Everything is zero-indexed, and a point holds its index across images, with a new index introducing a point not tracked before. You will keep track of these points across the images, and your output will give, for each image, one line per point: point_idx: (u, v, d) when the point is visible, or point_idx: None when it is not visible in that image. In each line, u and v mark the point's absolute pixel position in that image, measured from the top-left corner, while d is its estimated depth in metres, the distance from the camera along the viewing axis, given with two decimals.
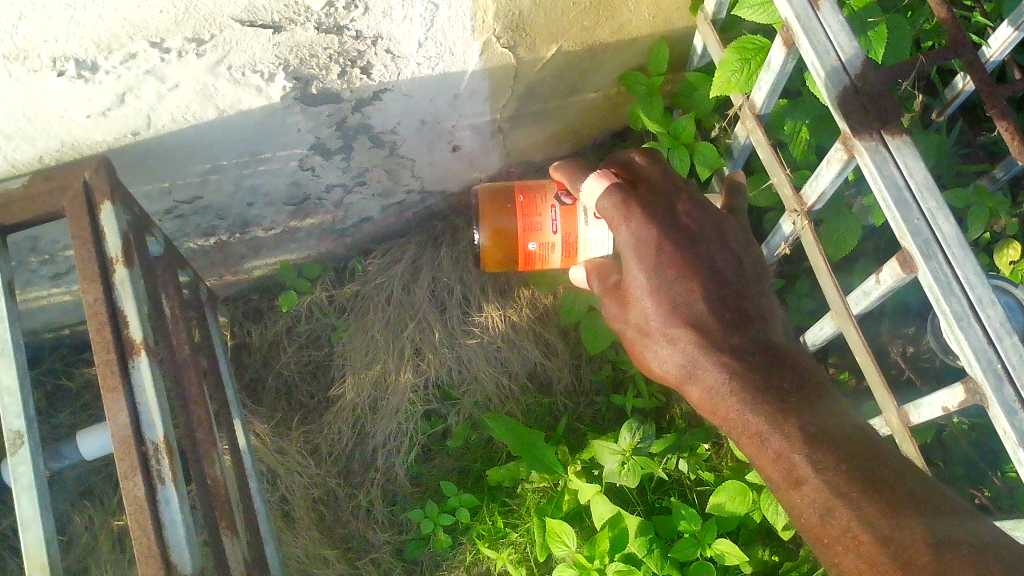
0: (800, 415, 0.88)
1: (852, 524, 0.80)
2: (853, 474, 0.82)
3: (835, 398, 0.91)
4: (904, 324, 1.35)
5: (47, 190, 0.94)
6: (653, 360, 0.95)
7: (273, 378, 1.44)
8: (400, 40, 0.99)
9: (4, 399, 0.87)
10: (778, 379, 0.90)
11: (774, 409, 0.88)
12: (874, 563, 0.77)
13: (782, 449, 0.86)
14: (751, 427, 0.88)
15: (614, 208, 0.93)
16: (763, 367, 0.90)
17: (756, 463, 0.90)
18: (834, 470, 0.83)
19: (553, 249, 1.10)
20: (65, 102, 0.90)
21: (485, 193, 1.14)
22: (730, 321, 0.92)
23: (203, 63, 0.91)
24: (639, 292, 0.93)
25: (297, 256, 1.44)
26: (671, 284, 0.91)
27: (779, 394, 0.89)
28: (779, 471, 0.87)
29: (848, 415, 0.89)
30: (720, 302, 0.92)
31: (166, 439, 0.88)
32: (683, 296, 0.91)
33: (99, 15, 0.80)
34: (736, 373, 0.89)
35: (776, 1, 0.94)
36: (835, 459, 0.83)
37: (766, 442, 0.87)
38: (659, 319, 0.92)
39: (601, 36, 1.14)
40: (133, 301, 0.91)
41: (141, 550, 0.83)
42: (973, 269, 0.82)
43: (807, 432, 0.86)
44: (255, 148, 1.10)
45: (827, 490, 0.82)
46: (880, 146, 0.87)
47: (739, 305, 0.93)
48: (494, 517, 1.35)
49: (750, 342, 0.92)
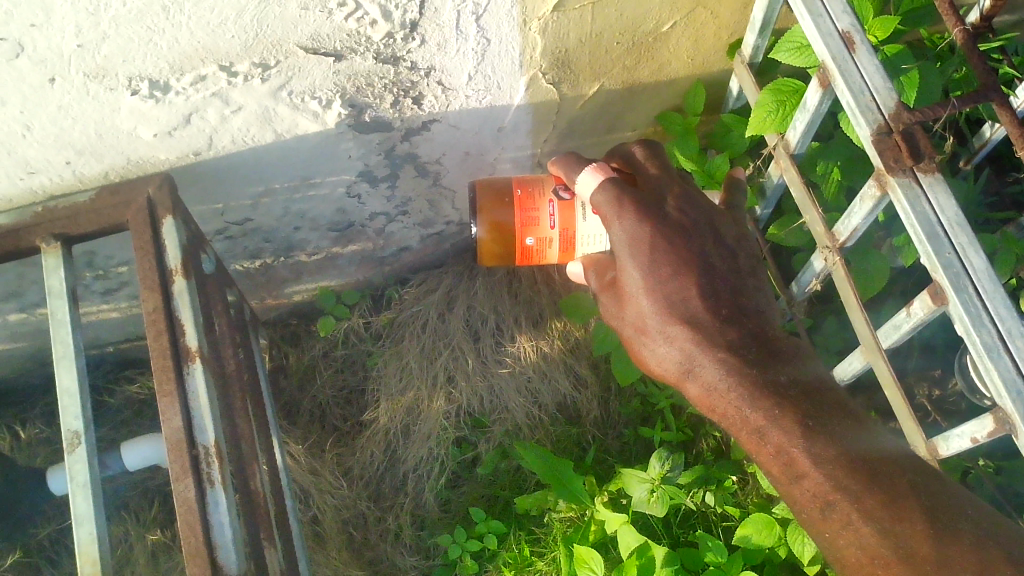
0: (796, 409, 0.91)
1: (853, 518, 0.85)
2: (851, 466, 0.87)
3: (829, 393, 0.94)
4: (929, 367, 1.37)
5: (114, 205, 0.98)
6: (651, 357, 0.97)
7: (309, 401, 1.48)
8: (452, 72, 1.04)
9: (66, 401, 0.92)
10: (773, 373, 0.93)
11: (771, 404, 0.91)
12: (876, 556, 0.83)
13: (781, 444, 0.90)
14: (749, 422, 0.92)
15: (608, 204, 0.93)
16: (758, 360, 0.93)
17: (755, 458, 0.93)
18: (834, 465, 0.87)
19: (550, 243, 1.09)
20: (135, 120, 0.95)
21: (484, 188, 1.12)
22: (725, 317, 0.94)
23: (267, 87, 0.96)
24: (634, 291, 0.94)
25: (337, 283, 1.49)
26: (666, 283, 0.92)
27: (775, 387, 0.92)
28: (779, 464, 0.90)
29: (842, 405, 0.93)
30: (715, 297, 0.94)
31: (217, 443, 0.91)
32: (678, 294, 0.92)
33: (175, 38, 0.85)
34: (732, 369, 0.92)
35: (813, 46, 0.99)
36: (832, 453, 0.88)
37: (766, 437, 0.90)
38: (656, 318, 0.93)
39: (641, 76, 1.19)
40: (190, 312, 0.95)
41: (190, 549, 0.86)
42: (1002, 301, 0.85)
43: (804, 425, 0.90)
44: (306, 173, 1.15)
45: (828, 484, 0.86)
46: (914, 182, 0.90)
47: (734, 301, 0.95)
48: (520, 545, 1.36)
49: (745, 337, 0.94)
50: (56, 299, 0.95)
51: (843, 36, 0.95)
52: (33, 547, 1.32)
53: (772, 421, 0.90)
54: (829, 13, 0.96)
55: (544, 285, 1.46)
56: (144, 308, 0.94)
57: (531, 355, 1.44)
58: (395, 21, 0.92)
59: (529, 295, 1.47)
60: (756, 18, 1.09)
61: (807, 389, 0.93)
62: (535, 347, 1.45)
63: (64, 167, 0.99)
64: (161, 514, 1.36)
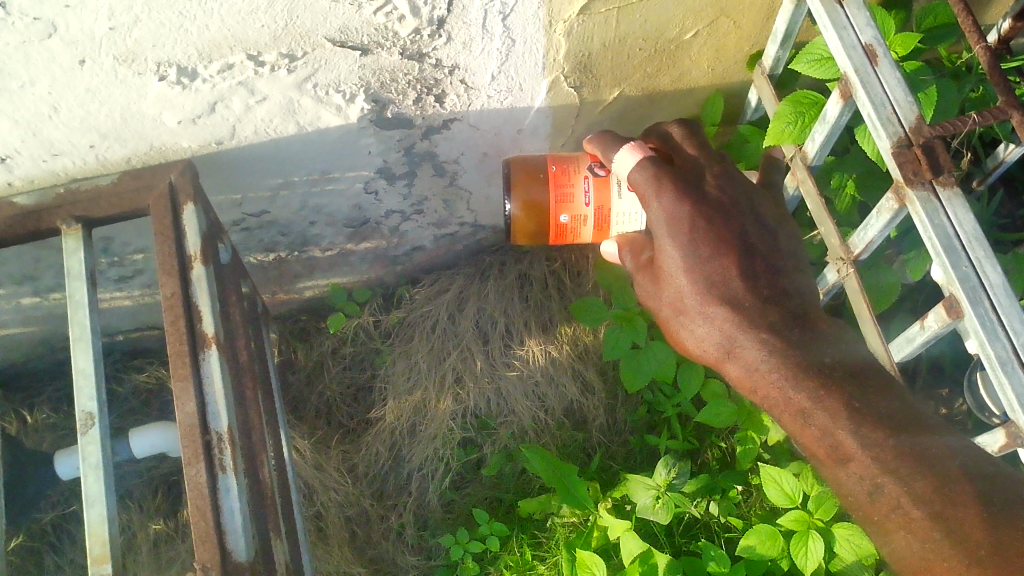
0: (841, 391, 0.92)
1: (903, 502, 0.84)
2: (899, 448, 0.87)
3: (877, 374, 0.96)
4: (937, 385, 1.37)
5: (135, 188, 0.99)
6: (690, 337, 1.01)
7: (316, 396, 1.48)
8: (476, 71, 1.05)
9: (80, 381, 0.92)
10: (818, 354, 0.96)
11: (815, 385, 0.93)
12: (928, 540, 0.82)
13: (826, 426, 0.91)
14: (794, 405, 0.94)
15: (647, 181, 0.99)
16: (800, 341, 0.96)
17: (800, 441, 0.94)
18: (881, 446, 0.87)
19: (585, 221, 1.11)
20: (161, 107, 0.95)
21: (518, 164, 1.14)
22: (765, 298, 0.98)
23: (293, 79, 0.97)
24: (674, 270, 0.98)
25: (348, 280, 1.49)
26: (705, 261, 0.97)
27: (820, 370, 0.95)
28: (824, 447, 0.91)
29: (889, 389, 0.94)
30: (754, 276, 0.98)
31: (230, 430, 0.91)
32: (719, 273, 0.97)
33: (205, 25, 0.85)
34: (775, 350, 0.95)
35: (836, 58, 1.00)
36: (880, 436, 0.88)
37: (810, 419, 0.92)
38: (696, 298, 0.97)
39: (661, 83, 1.20)
40: (208, 298, 0.95)
41: (199, 533, 0.86)
42: (1018, 317, 0.84)
43: (849, 406, 0.91)
44: (327, 168, 1.16)
45: (875, 467, 0.87)
46: (932, 195, 0.90)
47: (773, 282, 0.99)
48: (522, 548, 1.36)
49: (786, 317, 0.98)
50: (74, 280, 0.95)
51: (866, 49, 0.96)
52: (36, 532, 1.32)
53: (816, 403, 0.92)
54: (853, 26, 0.97)
55: (556, 290, 1.47)
56: (162, 292, 0.94)
57: (540, 359, 1.44)
58: (423, 17, 0.93)
59: (539, 299, 1.47)
60: (779, 30, 1.10)
61: (852, 371, 0.94)
62: (545, 351, 1.44)
63: (88, 151, 1.00)
64: (165, 504, 1.36)
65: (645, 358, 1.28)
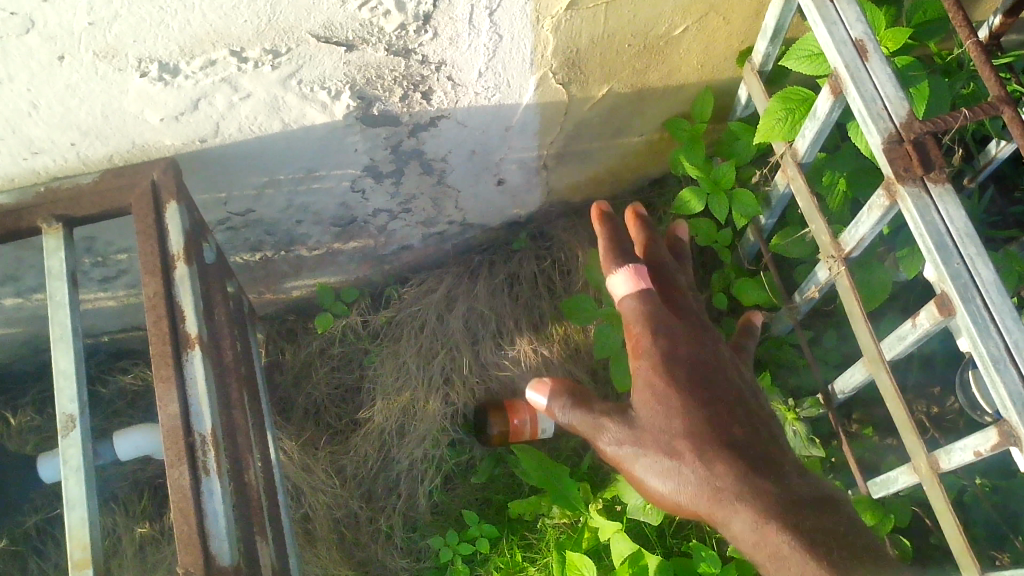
0: (775, 495, 0.80)
1: None
2: (822, 551, 0.75)
3: (860, 531, 0.82)
4: (928, 384, 1.36)
5: (117, 186, 0.98)
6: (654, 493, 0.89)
7: (303, 397, 1.47)
8: (462, 67, 1.03)
9: (61, 382, 0.91)
10: (777, 477, 0.83)
11: (743, 481, 0.81)
12: None
13: (755, 517, 0.79)
14: (725, 494, 0.82)
15: (633, 311, 0.93)
16: (771, 472, 0.83)
17: (742, 537, 0.82)
18: (801, 545, 0.76)
19: None
20: (142, 103, 0.94)
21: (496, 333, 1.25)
22: (726, 425, 0.86)
23: (277, 75, 0.95)
24: (640, 352, 0.91)
25: (336, 280, 1.48)
26: (657, 348, 0.90)
27: (775, 476, 0.82)
28: (757, 543, 0.79)
29: (850, 526, 0.81)
30: (707, 398, 0.87)
31: (213, 431, 0.89)
32: (660, 364, 0.88)
33: (187, 20, 0.84)
34: (724, 456, 0.83)
35: (826, 53, 0.99)
36: (806, 532, 0.77)
37: (736, 513, 0.80)
38: (643, 376, 0.89)
39: (650, 80, 1.19)
40: (192, 297, 0.94)
41: (182, 537, 0.85)
42: (1009, 314, 0.84)
43: (784, 510, 0.79)
44: (312, 166, 1.14)
45: (795, 569, 0.75)
46: (924, 193, 0.89)
47: (744, 428, 0.87)
48: (512, 550, 1.36)
49: (755, 458, 0.85)
50: (54, 279, 0.94)
51: (856, 44, 0.95)
52: (18, 536, 1.30)
53: (748, 493, 0.80)
54: (843, 21, 0.97)
55: (546, 289, 1.46)
56: (144, 292, 0.93)
57: (530, 359, 1.42)
58: (408, 13, 0.91)
59: (529, 298, 1.45)
60: (768, 25, 1.09)
61: (812, 493, 0.82)
62: (536, 351, 1.43)
63: (69, 149, 0.98)
64: (150, 506, 1.35)
65: (636, 356, 1.28)
